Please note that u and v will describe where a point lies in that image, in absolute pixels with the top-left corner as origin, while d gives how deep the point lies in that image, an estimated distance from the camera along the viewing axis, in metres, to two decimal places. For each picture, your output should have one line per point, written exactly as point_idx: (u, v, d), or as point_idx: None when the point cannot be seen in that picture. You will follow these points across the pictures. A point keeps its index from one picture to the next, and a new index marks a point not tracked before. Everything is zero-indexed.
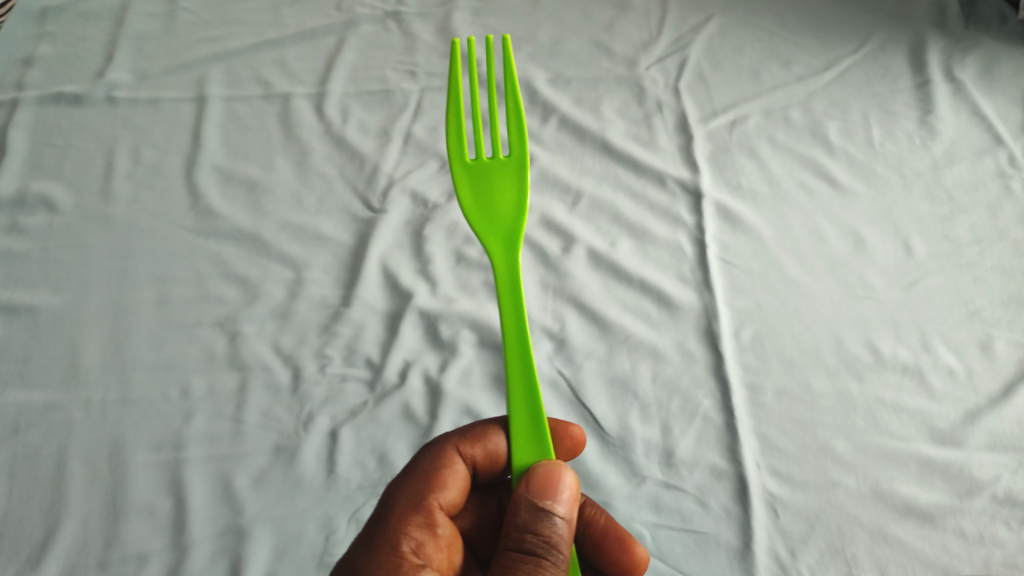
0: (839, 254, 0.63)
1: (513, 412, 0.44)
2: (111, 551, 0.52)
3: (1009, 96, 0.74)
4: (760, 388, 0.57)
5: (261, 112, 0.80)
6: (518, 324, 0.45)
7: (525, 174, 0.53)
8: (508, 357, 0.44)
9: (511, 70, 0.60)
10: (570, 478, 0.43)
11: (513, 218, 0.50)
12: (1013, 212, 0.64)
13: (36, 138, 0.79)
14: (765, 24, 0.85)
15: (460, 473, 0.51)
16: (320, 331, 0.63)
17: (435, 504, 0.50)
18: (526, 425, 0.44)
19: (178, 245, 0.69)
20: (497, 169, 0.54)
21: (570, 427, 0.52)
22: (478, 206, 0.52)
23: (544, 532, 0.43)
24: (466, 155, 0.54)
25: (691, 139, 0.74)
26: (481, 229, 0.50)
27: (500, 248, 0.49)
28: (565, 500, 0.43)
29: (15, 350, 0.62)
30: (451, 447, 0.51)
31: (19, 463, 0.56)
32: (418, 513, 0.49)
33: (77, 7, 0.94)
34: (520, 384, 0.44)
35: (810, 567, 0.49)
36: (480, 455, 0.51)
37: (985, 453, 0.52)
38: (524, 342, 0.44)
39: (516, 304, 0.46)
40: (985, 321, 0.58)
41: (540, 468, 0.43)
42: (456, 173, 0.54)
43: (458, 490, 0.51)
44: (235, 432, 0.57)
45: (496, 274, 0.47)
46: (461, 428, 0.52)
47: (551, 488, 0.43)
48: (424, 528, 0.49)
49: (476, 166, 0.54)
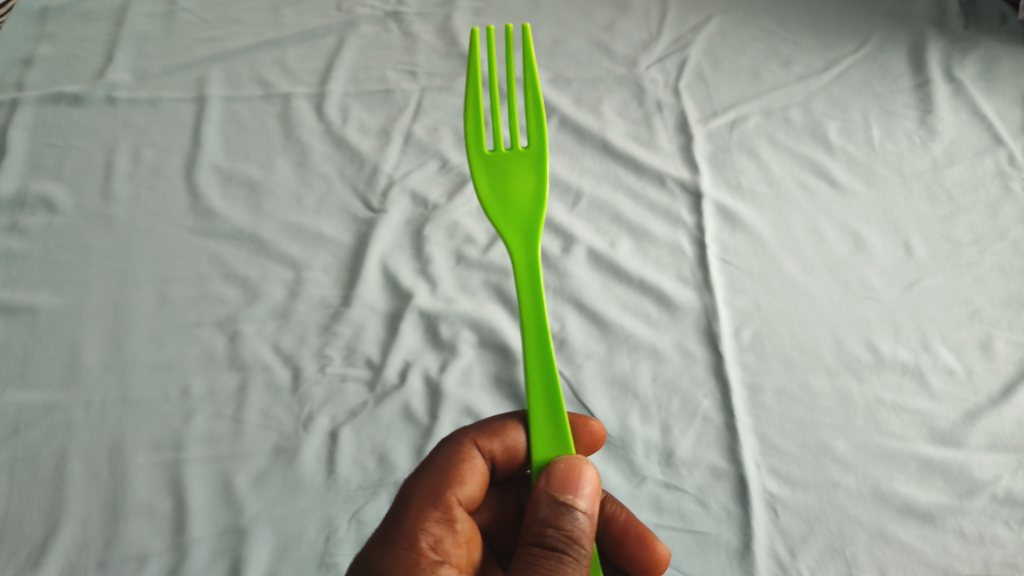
0: (839, 253, 0.64)
1: (532, 407, 0.44)
2: (111, 551, 0.52)
3: (1009, 97, 0.74)
4: (760, 388, 0.57)
5: (261, 112, 0.80)
6: (537, 319, 0.45)
7: (542, 166, 0.54)
8: (527, 351, 0.44)
9: (530, 61, 0.59)
10: (591, 473, 0.43)
11: (530, 210, 0.51)
12: (1014, 212, 0.64)
13: (35, 139, 0.79)
14: (766, 24, 0.85)
15: (479, 468, 0.51)
16: (320, 331, 0.63)
17: (453, 500, 0.50)
18: (545, 418, 0.44)
19: (178, 245, 0.69)
20: (514, 161, 0.54)
21: (589, 422, 0.52)
22: (496, 197, 0.52)
23: (566, 527, 0.43)
24: (483, 147, 0.55)
25: (691, 139, 0.74)
26: (499, 221, 0.50)
27: (519, 241, 0.49)
28: (586, 494, 0.43)
29: (15, 349, 0.62)
30: (469, 442, 0.51)
31: (18, 463, 0.56)
32: (436, 509, 0.49)
33: (77, 7, 0.94)
34: (539, 379, 0.44)
35: (810, 567, 0.49)
36: (498, 450, 0.51)
37: (984, 453, 0.52)
38: (544, 338, 0.44)
39: (534, 297, 0.46)
40: (985, 321, 0.58)
41: (560, 464, 0.43)
42: (472, 164, 0.54)
43: (477, 485, 0.51)
44: (235, 432, 0.57)
45: (514, 265, 0.47)
46: (479, 423, 0.52)
47: (572, 483, 0.43)
48: (442, 523, 0.49)
49: (494, 157, 0.55)
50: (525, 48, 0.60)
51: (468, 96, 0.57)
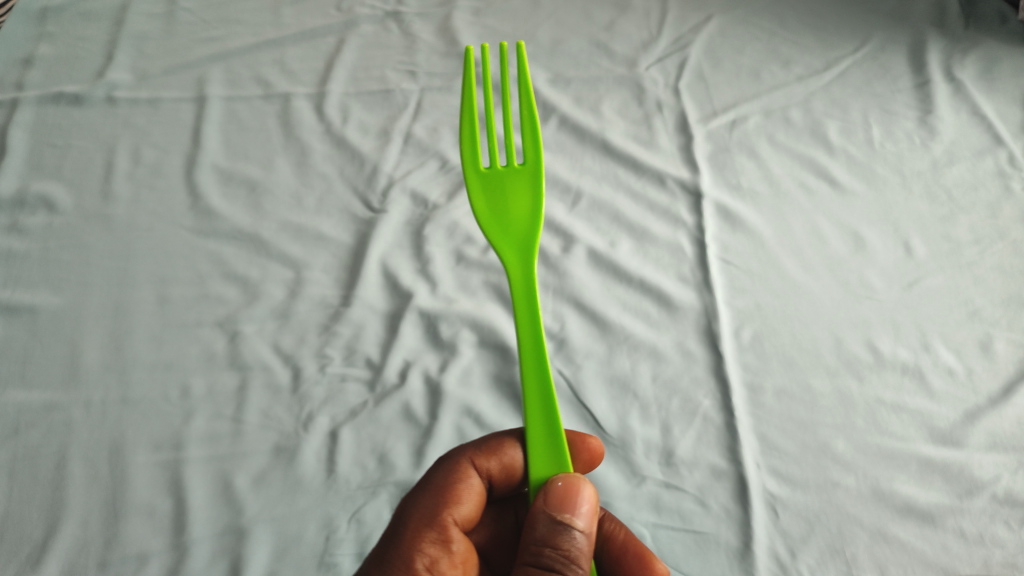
0: (838, 254, 0.63)
1: (528, 422, 0.44)
2: (111, 551, 0.52)
3: (1009, 97, 0.74)
4: (760, 388, 0.57)
5: (261, 112, 0.80)
6: (534, 334, 0.45)
7: (539, 182, 0.54)
8: (523, 366, 0.44)
9: (526, 77, 0.60)
10: (588, 492, 0.43)
11: (527, 226, 0.51)
12: (1014, 211, 0.64)
13: (36, 139, 0.79)
14: (766, 24, 0.85)
15: (475, 488, 0.51)
16: (320, 331, 0.63)
17: (449, 520, 0.50)
18: (543, 435, 0.44)
19: (178, 245, 0.69)
20: (511, 177, 0.55)
21: (588, 439, 0.51)
22: (492, 213, 0.52)
23: (563, 547, 0.43)
24: (480, 164, 0.55)
25: (691, 139, 0.74)
26: (496, 238, 0.50)
27: (515, 257, 0.49)
28: (584, 514, 0.43)
29: (15, 350, 0.62)
30: (467, 461, 0.51)
31: (19, 462, 0.56)
32: (432, 530, 0.50)
33: (77, 7, 0.94)
34: (536, 394, 0.44)
35: (810, 567, 0.49)
36: (495, 469, 0.51)
37: (984, 453, 0.52)
38: (540, 353, 0.44)
39: (531, 312, 0.46)
40: (985, 321, 0.58)
41: (558, 483, 0.43)
42: (470, 181, 0.54)
43: (473, 505, 0.51)
44: (235, 432, 0.57)
45: (511, 282, 0.48)
46: (475, 441, 0.51)
47: (570, 502, 0.42)
48: (438, 544, 0.50)
49: (491, 174, 0.55)
50: (521, 65, 0.61)
51: (464, 113, 0.58)
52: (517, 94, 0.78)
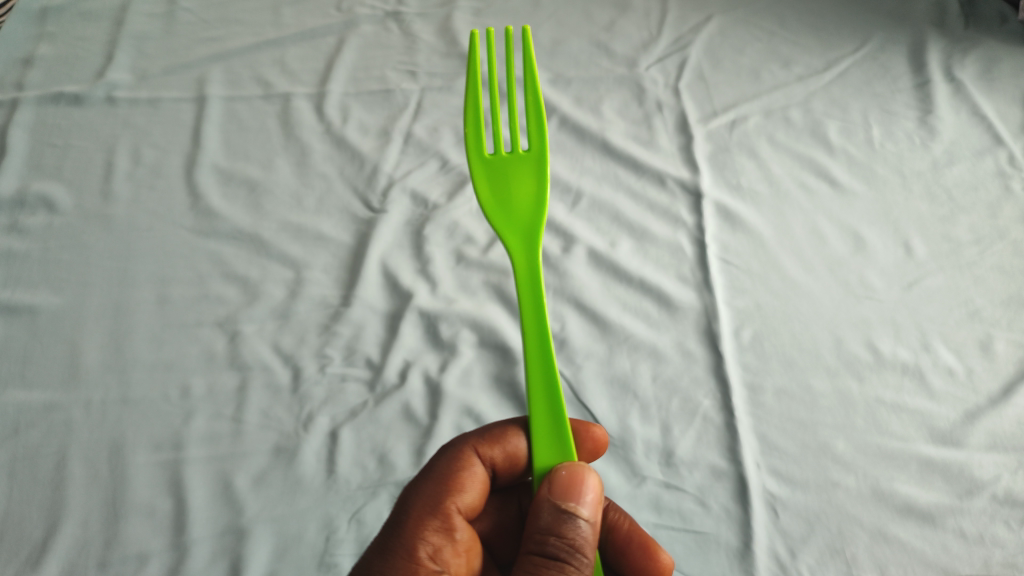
0: (839, 253, 0.63)
1: (532, 410, 0.44)
2: (111, 551, 0.52)
3: (1009, 97, 0.74)
4: (760, 388, 0.57)
5: (261, 112, 0.80)
6: (537, 321, 0.45)
7: (543, 171, 0.54)
8: (527, 353, 0.44)
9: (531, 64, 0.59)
10: (593, 481, 0.43)
11: (531, 214, 0.50)
12: (1014, 212, 0.64)
13: (36, 139, 0.79)
14: (766, 24, 0.85)
15: (479, 476, 0.51)
16: (320, 331, 0.63)
17: (453, 508, 0.50)
18: (547, 425, 0.44)
19: (179, 244, 0.69)
20: (515, 164, 0.54)
21: (591, 428, 0.51)
22: (495, 201, 0.52)
23: (568, 535, 0.43)
24: (484, 150, 0.55)
25: (691, 139, 0.74)
26: (500, 226, 0.50)
27: (519, 245, 0.49)
28: (589, 502, 0.43)
29: (15, 350, 0.62)
30: (469, 450, 0.51)
31: (18, 462, 0.56)
32: (435, 517, 0.50)
33: (77, 6, 0.94)
34: (540, 383, 0.44)
35: (810, 567, 0.49)
36: (499, 457, 0.51)
37: (984, 453, 0.52)
38: (544, 341, 0.44)
39: (535, 300, 0.46)
40: (985, 321, 0.58)
41: (562, 472, 0.43)
42: (473, 168, 0.54)
43: (477, 493, 0.51)
44: (235, 432, 0.57)
45: (515, 271, 0.47)
46: (479, 429, 0.52)
47: (574, 490, 0.43)
48: (441, 532, 0.49)
49: (495, 160, 0.54)
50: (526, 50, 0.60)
51: (469, 99, 0.58)
52: (518, 93, 0.78)
